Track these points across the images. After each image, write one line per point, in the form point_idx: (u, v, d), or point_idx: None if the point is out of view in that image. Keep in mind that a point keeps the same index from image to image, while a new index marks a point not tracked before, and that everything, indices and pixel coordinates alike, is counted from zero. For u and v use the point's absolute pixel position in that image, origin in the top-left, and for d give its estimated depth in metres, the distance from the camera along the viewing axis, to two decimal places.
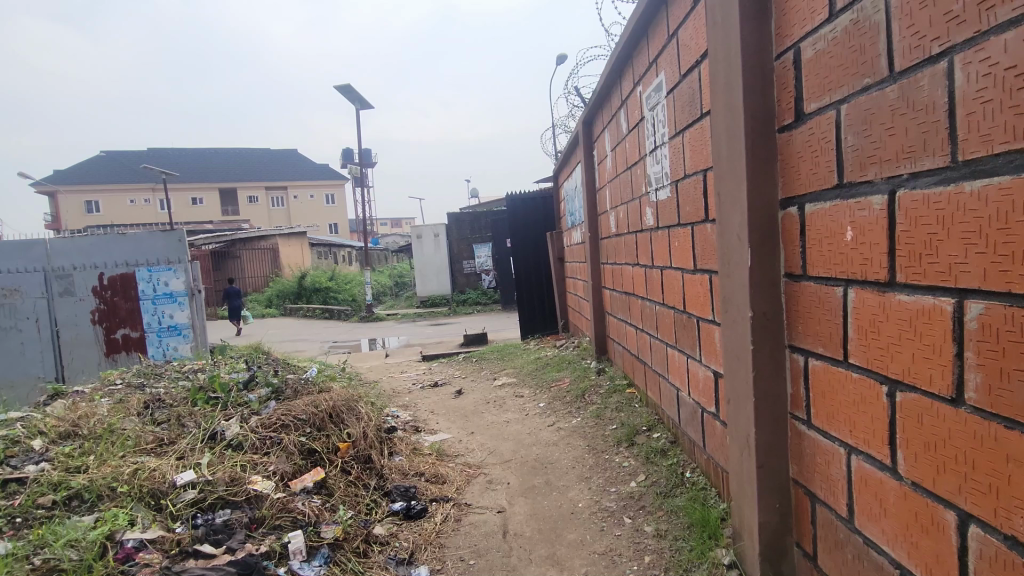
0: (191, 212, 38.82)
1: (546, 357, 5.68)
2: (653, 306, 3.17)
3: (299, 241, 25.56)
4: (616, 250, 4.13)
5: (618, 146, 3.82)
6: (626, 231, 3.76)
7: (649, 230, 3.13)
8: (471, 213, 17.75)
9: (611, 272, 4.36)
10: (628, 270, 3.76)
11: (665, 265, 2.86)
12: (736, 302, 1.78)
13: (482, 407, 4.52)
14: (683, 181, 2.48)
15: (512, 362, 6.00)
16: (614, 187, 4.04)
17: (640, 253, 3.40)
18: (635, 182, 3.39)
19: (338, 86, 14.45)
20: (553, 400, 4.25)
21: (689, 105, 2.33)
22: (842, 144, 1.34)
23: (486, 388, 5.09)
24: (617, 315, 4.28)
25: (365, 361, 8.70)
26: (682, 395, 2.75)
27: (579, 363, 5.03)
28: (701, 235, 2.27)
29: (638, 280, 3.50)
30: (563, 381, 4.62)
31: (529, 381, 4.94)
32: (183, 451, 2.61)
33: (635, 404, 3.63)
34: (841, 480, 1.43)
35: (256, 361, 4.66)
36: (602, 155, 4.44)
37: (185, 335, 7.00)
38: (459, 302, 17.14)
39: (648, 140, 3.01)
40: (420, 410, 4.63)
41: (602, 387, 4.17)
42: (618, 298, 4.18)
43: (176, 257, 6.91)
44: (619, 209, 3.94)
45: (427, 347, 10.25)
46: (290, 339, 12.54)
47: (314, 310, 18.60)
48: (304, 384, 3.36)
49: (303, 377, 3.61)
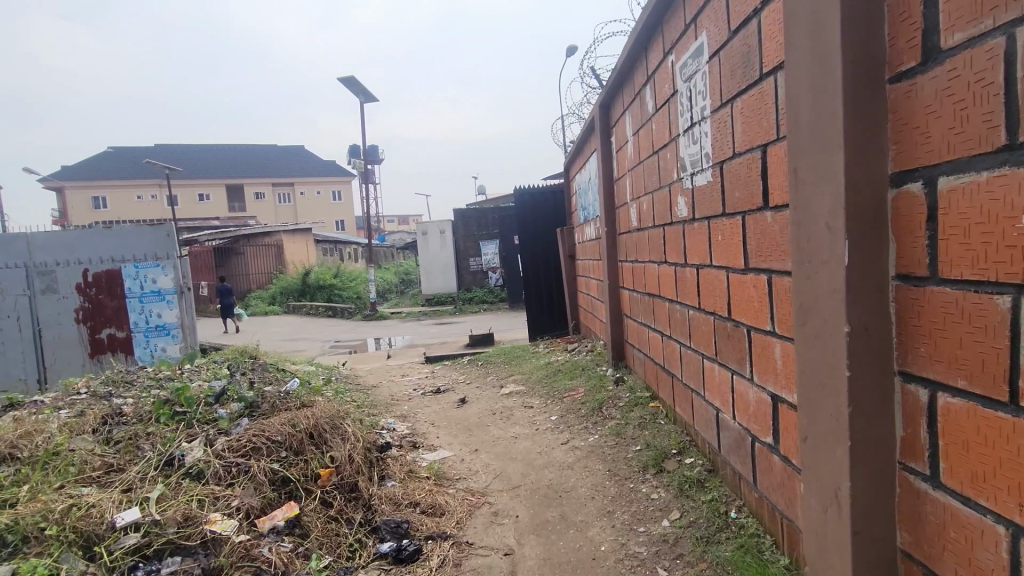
0: (197, 208, 38.58)
1: (557, 363, 5.26)
2: (686, 311, 2.74)
3: (304, 237, 25.22)
4: (638, 246, 3.71)
5: (643, 129, 3.37)
6: (651, 225, 3.33)
7: (681, 223, 2.71)
8: (478, 209, 17.32)
9: (632, 271, 3.94)
10: (653, 269, 3.33)
11: (703, 263, 2.43)
12: (821, 314, 1.35)
13: (487, 419, 4.10)
14: (731, 162, 2.05)
15: (520, 367, 5.58)
16: (637, 175, 3.60)
17: (669, 249, 2.97)
18: (664, 168, 2.95)
19: (342, 77, 14.05)
20: (567, 413, 3.83)
21: (742, 68, 1.90)
22: (1017, 86, 0.91)
23: (492, 398, 4.67)
24: (639, 319, 3.86)
25: (366, 363, 8.30)
26: (724, 417, 2.32)
27: (594, 371, 4.60)
28: (759, 227, 1.84)
29: (666, 281, 3.07)
30: (577, 391, 4.20)
31: (539, 390, 4.52)
32: (131, 481, 2.21)
33: (660, 420, 3.21)
34: (998, 571, 1.00)
35: (239, 368, 4.27)
36: (622, 142, 4.01)
37: (174, 336, 6.61)
38: (465, 300, 16.74)
39: (682, 117, 2.58)
40: (419, 422, 4.22)
41: (621, 398, 3.74)
42: (640, 301, 3.75)
43: (165, 253, 6.52)
44: (642, 200, 3.51)
45: (432, 348, 9.85)
46: (291, 338, 12.16)
47: (316, 308, 18.22)
48: (285, 396, 2.95)
49: (287, 387, 3.21)
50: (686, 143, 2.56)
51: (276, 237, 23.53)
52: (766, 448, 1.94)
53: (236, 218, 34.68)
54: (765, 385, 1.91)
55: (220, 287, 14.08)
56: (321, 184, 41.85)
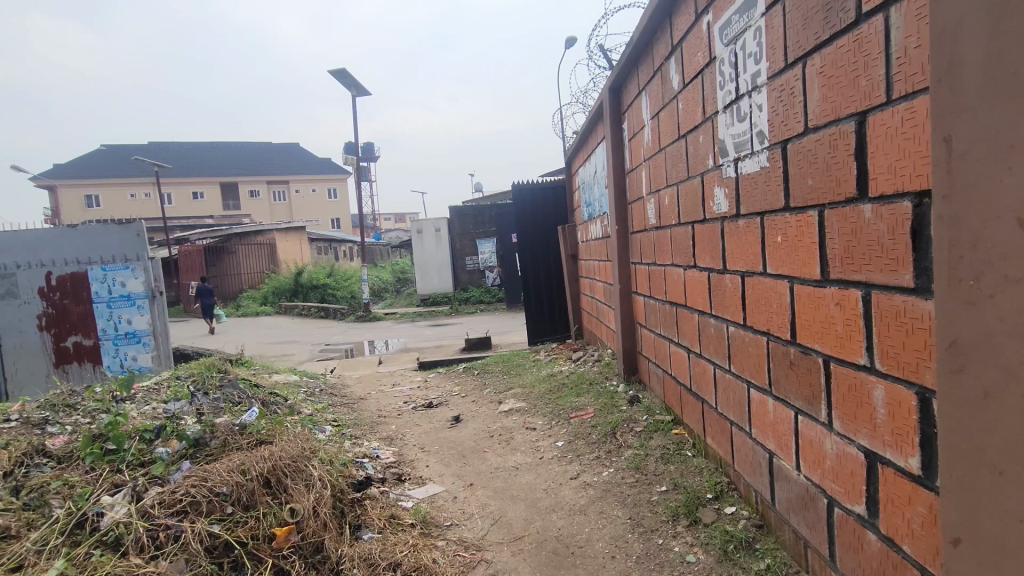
0: (190, 206, 37.98)
1: (561, 375, 4.79)
2: (725, 329, 2.27)
3: (298, 236, 24.66)
4: (657, 248, 3.24)
5: (665, 111, 2.90)
6: (675, 223, 2.86)
7: (719, 220, 2.24)
8: (474, 207, 16.82)
9: (649, 274, 3.47)
10: (678, 274, 2.87)
11: (752, 271, 1.97)
12: (1003, 364, 0.87)
13: (485, 444, 3.61)
14: (800, 141, 1.59)
15: (520, 379, 5.10)
16: (656, 166, 3.13)
17: (700, 250, 2.50)
18: (696, 154, 2.48)
19: (333, 70, 13.55)
20: (575, 438, 3.35)
21: (824, 12, 1.43)
22: None
23: (490, 416, 4.17)
24: (657, 330, 3.39)
25: (355, 370, 7.80)
26: (783, 466, 1.85)
27: (603, 386, 4.13)
28: (854, 225, 1.37)
29: (696, 290, 2.60)
30: (585, 410, 3.72)
31: (542, 408, 4.03)
32: (23, 557, 1.73)
33: (688, 454, 2.73)
34: None
35: (203, 387, 3.76)
36: (636, 128, 3.53)
37: (145, 344, 6.00)
38: (462, 301, 16.24)
39: (722, 89, 2.10)
40: (407, 446, 3.73)
41: (638, 421, 3.27)
42: (660, 310, 3.28)
43: (134, 254, 5.91)
44: (662, 194, 3.04)
45: (426, 352, 9.36)
46: (279, 342, 11.64)
47: (309, 309, 17.70)
48: (240, 430, 2.45)
49: (246, 417, 2.71)
50: (728, 121, 2.08)
51: (268, 235, 22.99)
52: (855, 520, 1.47)
53: (230, 216, 34.13)
54: (855, 438, 1.44)
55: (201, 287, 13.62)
56: (316, 182, 41.28)
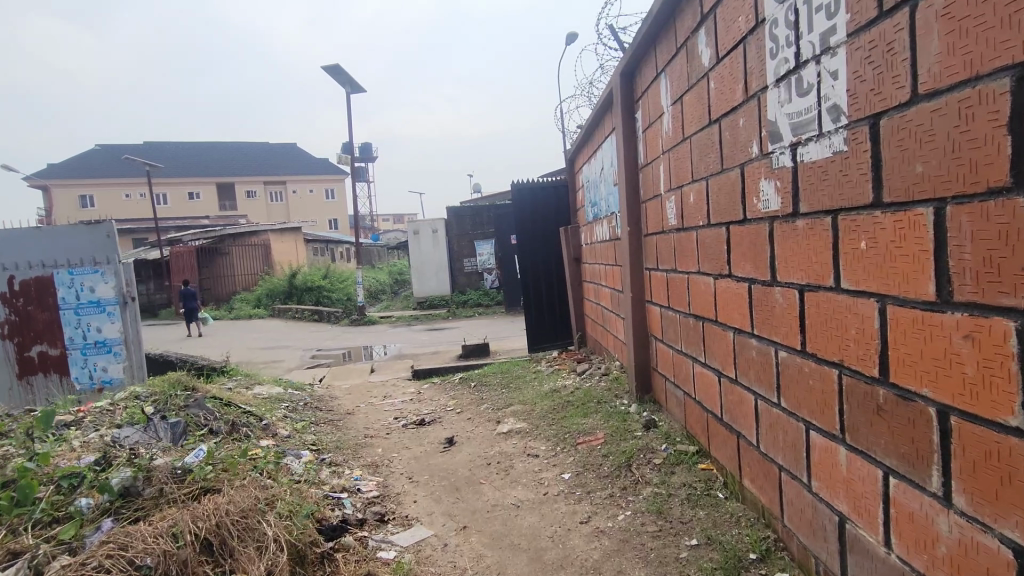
0: (185, 207, 37.52)
1: (564, 391, 4.38)
2: (773, 354, 1.86)
3: (293, 236, 24.24)
4: (679, 253, 2.84)
5: (690, 94, 2.49)
6: (702, 224, 2.46)
7: (767, 219, 1.83)
8: (472, 207, 16.42)
9: (667, 282, 3.06)
10: (706, 284, 2.47)
11: (818, 285, 1.56)
12: None
13: (481, 474, 3.19)
14: (904, 114, 1.18)
15: (519, 394, 4.68)
16: (678, 158, 2.73)
17: (737, 256, 2.10)
18: (733, 142, 2.07)
19: (327, 66, 13.13)
20: (584, 469, 2.93)
21: None
22: None
23: (487, 439, 3.75)
24: (678, 347, 2.99)
25: (345, 379, 7.37)
26: (861, 537, 1.44)
27: (612, 405, 3.72)
28: (1005, 227, 0.96)
29: (730, 304, 2.20)
30: (595, 435, 3.30)
31: (545, 431, 3.61)
32: None
33: (720, 497, 2.32)
34: None
35: (162, 411, 3.33)
36: (654, 117, 3.12)
37: (117, 354, 5.54)
38: (459, 303, 15.82)
39: (774, 58, 1.71)
40: (394, 475, 3.31)
41: (656, 452, 2.85)
42: (681, 324, 2.88)
43: (105, 257, 5.47)
44: (686, 190, 2.64)
45: (421, 359, 8.93)
46: (270, 347, 11.19)
47: (302, 312, 17.25)
48: (179, 476, 2.02)
49: (194, 456, 2.28)
50: (784, 97, 1.68)
51: (262, 236, 22.57)
52: None
53: (226, 216, 33.69)
54: (994, 526, 1.03)
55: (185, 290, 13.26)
56: (313, 182, 40.86)
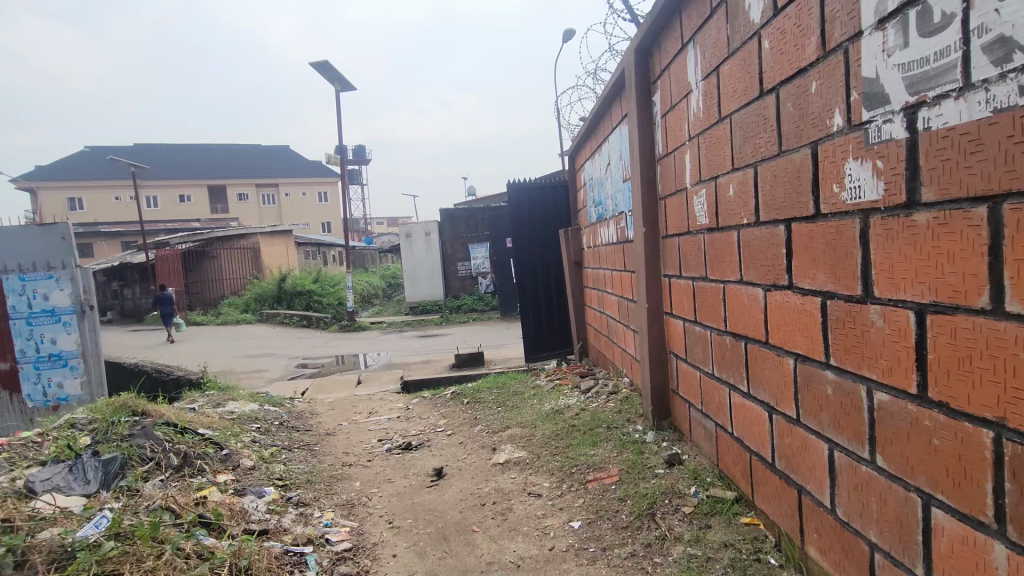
0: (175, 209, 36.96)
1: (567, 412, 3.90)
2: (864, 394, 1.39)
3: (284, 240, 23.72)
4: (710, 259, 2.37)
5: (732, 61, 2.03)
6: (747, 223, 1.99)
7: (860, 212, 1.36)
8: (466, 209, 15.97)
9: (695, 292, 2.60)
10: (751, 296, 2.00)
11: (957, 305, 1.09)
12: None
13: (473, 518, 2.70)
14: None
15: (516, 414, 4.21)
16: (713, 144, 2.26)
17: (804, 262, 1.63)
18: (800, 115, 1.60)
19: (315, 63, 12.65)
20: (597, 516, 2.45)
21: None
22: None
23: (480, 473, 3.26)
24: (708, 370, 2.51)
25: (329, 392, 6.87)
26: None
27: (624, 433, 3.24)
28: None
29: (792, 323, 1.73)
30: (607, 470, 2.81)
31: (547, 463, 3.12)
32: None
33: (774, 567, 1.84)
34: None
35: (95, 446, 2.82)
36: (679, 98, 2.65)
37: (73, 368, 5.02)
38: (453, 309, 15.35)
39: None
40: (371, 517, 2.83)
41: (684, 497, 2.37)
42: (713, 343, 2.41)
43: (59, 261, 4.95)
44: (724, 182, 2.18)
45: (412, 369, 8.45)
46: (253, 355, 10.68)
47: (291, 318, 16.74)
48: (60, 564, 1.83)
49: (94, 528, 2.01)
50: (894, 42, 1.22)
51: (252, 239, 22.06)
52: None
53: (217, 219, 33.10)
54: None
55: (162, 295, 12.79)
56: (305, 184, 40.29)
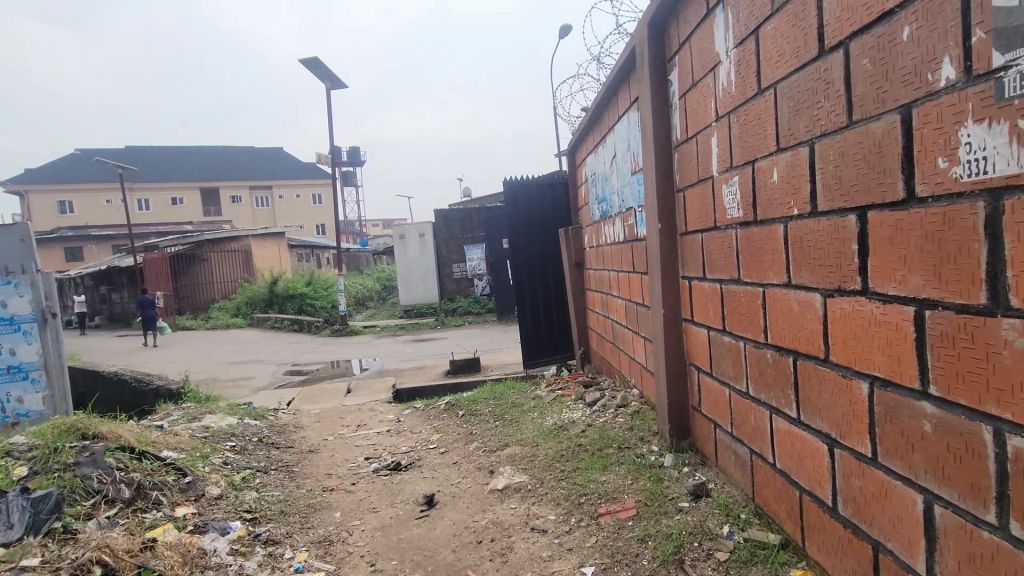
0: (167, 212, 36.49)
1: (572, 428, 3.54)
2: (989, 437, 1.04)
3: (276, 242, 23.31)
4: (745, 259, 2.02)
5: (778, 19, 1.67)
6: (800, 215, 1.63)
7: (987, 192, 1.01)
8: (461, 210, 15.63)
9: (723, 297, 2.25)
10: (805, 303, 1.65)
11: None
12: None
13: (468, 561, 2.33)
14: None
15: (516, 430, 3.84)
16: (750, 123, 1.91)
17: (888, 261, 1.27)
18: (884, 73, 1.25)
19: (305, 59, 12.29)
20: (614, 561, 2.08)
21: None
22: None
23: (476, 501, 2.89)
24: (741, 390, 2.15)
25: (316, 402, 6.48)
26: None
27: (637, 455, 2.88)
28: None
29: (868, 338, 1.37)
30: (623, 501, 2.45)
31: (552, 491, 2.75)
32: None
33: None
34: None
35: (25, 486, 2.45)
36: (703, 73, 2.30)
37: (34, 381, 4.63)
38: (448, 311, 15.00)
39: None
40: (351, 558, 2.46)
41: (717, 538, 2.01)
42: (748, 357, 2.06)
43: (18, 265, 4.57)
44: (765, 166, 1.82)
45: (405, 376, 8.07)
46: (241, 362, 10.28)
47: (282, 322, 16.34)
48: None
49: None
50: None
51: (243, 241, 21.64)
52: None
53: (209, 222, 32.62)
54: None
55: (146, 298, 12.37)
56: (298, 186, 39.85)
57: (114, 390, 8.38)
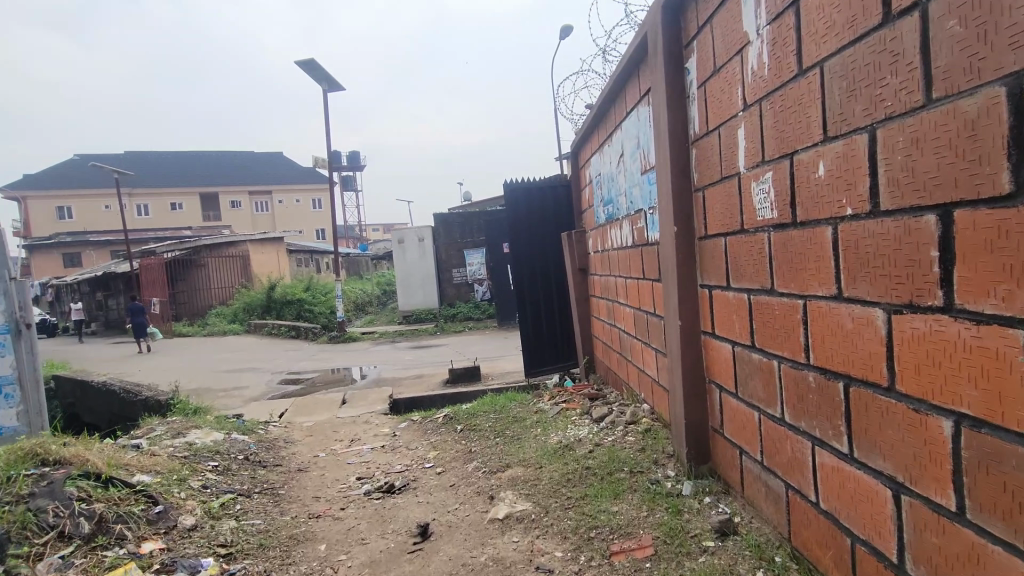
0: (166, 217, 36.29)
1: (578, 448, 3.28)
2: None
3: (275, 247, 23.09)
4: (781, 267, 1.76)
5: None
6: (857, 214, 1.37)
7: None
8: (460, 214, 15.39)
9: (752, 310, 1.99)
10: (861, 321, 1.39)
11: None
12: None
13: None
14: None
15: (517, 449, 3.58)
16: (789, 109, 1.66)
17: (985, 271, 1.02)
18: (981, 37, 1.00)
19: (301, 61, 12.08)
20: None
21: None
22: None
23: (475, 533, 2.62)
24: (775, 415, 1.90)
25: (309, 415, 6.21)
26: None
27: (651, 481, 2.62)
28: None
29: (952, 366, 1.11)
30: (638, 537, 2.18)
31: (558, 523, 2.48)
32: None
33: None
34: None
35: None
36: (728, 56, 2.05)
37: (7, 396, 4.36)
38: (448, 317, 14.75)
39: None
40: None
41: None
42: (784, 379, 1.80)
43: None
44: (808, 159, 1.57)
45: (403, 385, 7.81)
46: (234, 371, 10.01)
47: (279, 328, 16.07)
48: None
49: None
50: None
51: (241, 246, 21.40)
52: None
53: (208, 227, 32.41)
54: None
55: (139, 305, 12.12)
56: (298, 191, 39.66)
57: (102, 401, 8.12)
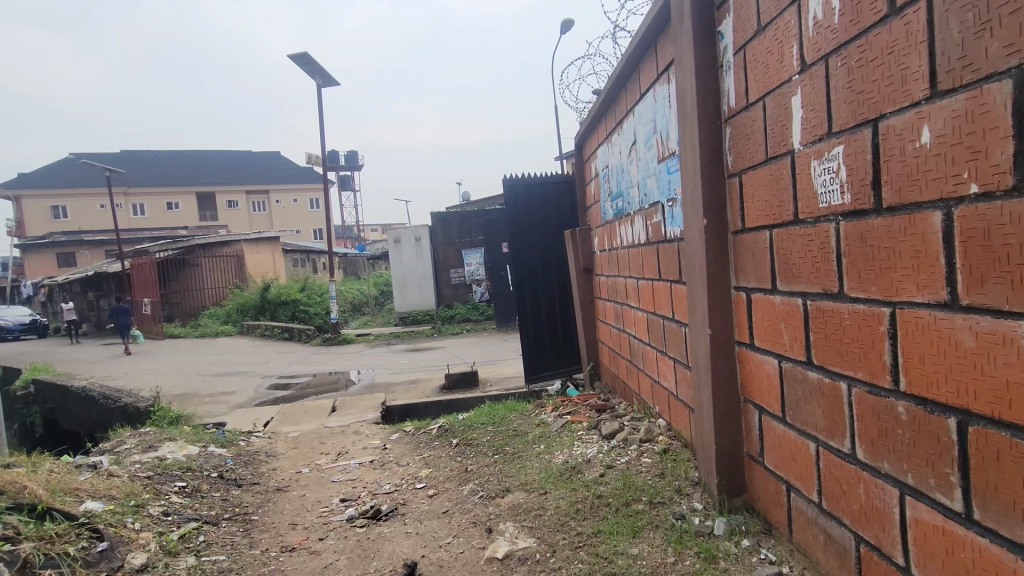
0: (162, 217, 35.90)
1: (587, 470, 2.91)
2: None
3: (270, 247, 22.70)
4: (855, 267, 1.39)
5: None
6: (989, 194, 1.01)
7: None
8: (459, 213, 15.02)
9: (810, 319, 1.62)
10: (994, 338, 1.02)
11: None
12: None
13: None
14: None
15: (518, 470, 3.21)
16: (874, 63, 1.28)
17: None
18: None
19: (295, 55, 11.70)
20: None
21: None
22: None
23: None
24: (843, 450, 1.53)
25: (295, 424, 5.83)
26: None
27: (676, 516, 2.25)
28: None
29: None
30: None
31: (568, 567, 2.11)
32: None
33: None
34: None
35: None
36: (778, 9, 1.68)
37: None
38: (446, 319, 14.37)
39: None
40: None
41: None
42: (858, 407, 1.43)
43: None
44: (905, 125, 1.19)
45: (397, 391, 7.43)
46: (223, 375, 9.62)
47: (272, 330, 15.68)
48: None
49: None
50: None
51: (235, 246, 21.00)
52: None
53: (204, 226, 32.01)
54: None
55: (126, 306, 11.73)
56: (295, 190, 39.24)
57: (82, 408, 7.74)
